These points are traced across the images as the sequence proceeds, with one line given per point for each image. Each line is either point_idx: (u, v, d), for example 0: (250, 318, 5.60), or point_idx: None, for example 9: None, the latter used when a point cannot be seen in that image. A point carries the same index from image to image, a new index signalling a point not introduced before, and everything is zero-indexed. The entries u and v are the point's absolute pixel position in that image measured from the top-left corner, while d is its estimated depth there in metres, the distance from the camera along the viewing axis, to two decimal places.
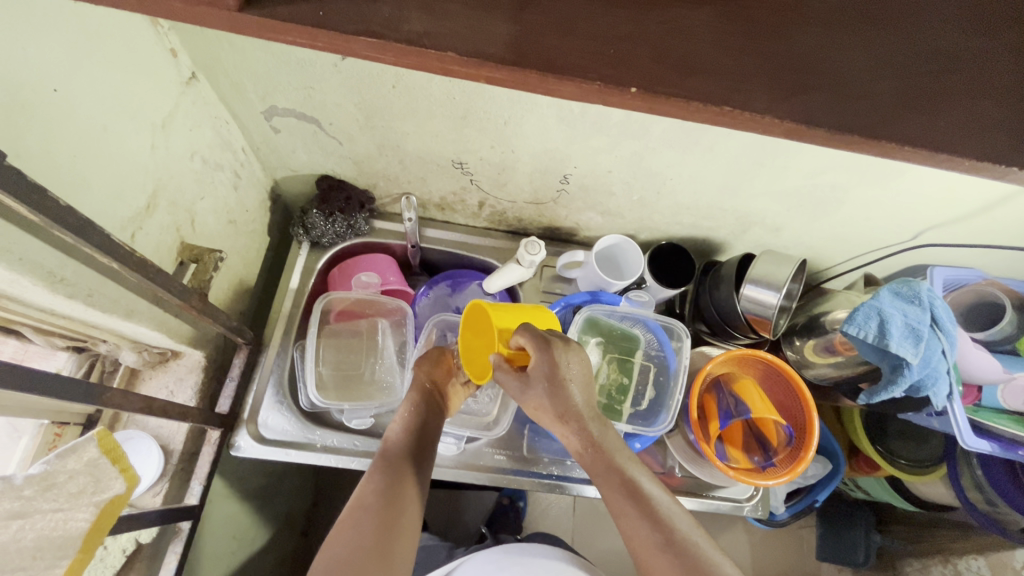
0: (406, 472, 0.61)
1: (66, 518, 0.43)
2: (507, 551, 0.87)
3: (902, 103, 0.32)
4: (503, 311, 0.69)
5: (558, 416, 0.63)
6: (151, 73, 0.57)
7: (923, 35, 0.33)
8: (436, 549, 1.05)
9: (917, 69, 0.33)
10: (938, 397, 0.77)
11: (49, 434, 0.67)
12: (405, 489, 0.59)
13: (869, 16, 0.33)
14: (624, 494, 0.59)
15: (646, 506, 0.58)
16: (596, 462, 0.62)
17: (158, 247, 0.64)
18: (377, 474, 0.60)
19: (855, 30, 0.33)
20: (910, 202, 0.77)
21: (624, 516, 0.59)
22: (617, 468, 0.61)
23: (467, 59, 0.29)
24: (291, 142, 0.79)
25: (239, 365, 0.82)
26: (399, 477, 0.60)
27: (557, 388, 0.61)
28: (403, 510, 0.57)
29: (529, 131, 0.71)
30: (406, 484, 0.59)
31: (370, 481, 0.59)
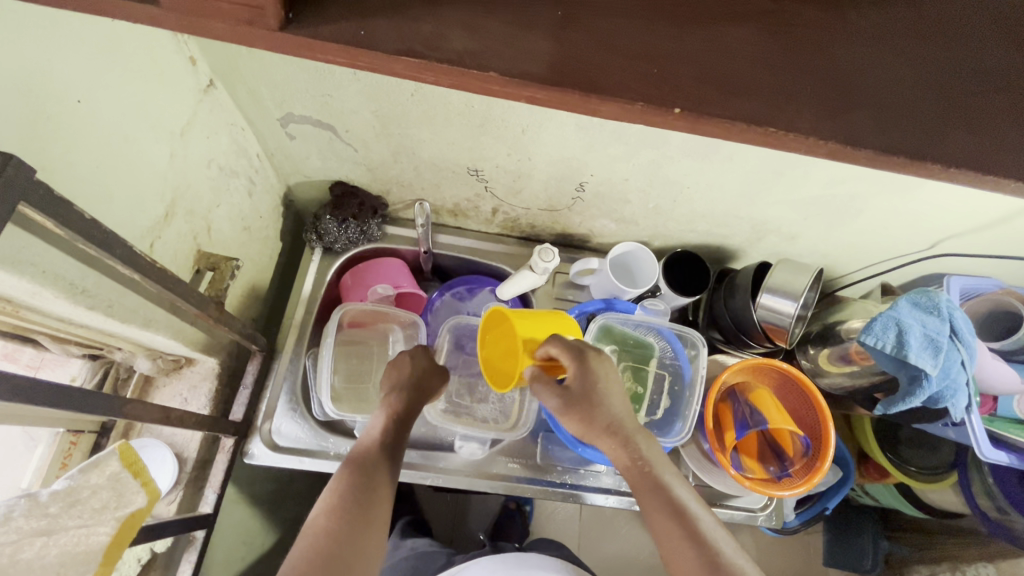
0: (374, 485, 0.57)
1: (89, 533, 0.42)
2: (506, 560, 0.87)
3: (943, 123, 0.32)
4: (527, 318, 0.67)
5: (595, 428, 0.60)
6: (172, 81, 0.57)
7: (964, 55, 0.33)
8: (434, 555, 1.02)
9: (957, 90, 0.32)
10: (957, 409, 0.77)
11: (65, 443, 0.67)
12: (372, 503, 0.56)
13: (907, 36, 0.33)
14: (666, 509, 0.57)
15: (689, 524, 0.56)
16: (635, 474, 0.59)
17: (176, 255, 0.64)
18: (343, 485, 0.57)
19: (894, 50, 0.33)
20: (930, 212, 0.77)
21: (664, 531, 0.56)
22: (659, 480, 0.58)
23: (508, 78, 0.30)
24: (306, 149, 0.78)
25: (252, 373, 0.81)
26: (367, 491, 0.56)
27: (592, 402, 0.59)
28: (366, 526, 0.54)
29: (547, 139, 0.71)
30: (374, 499, 0.56)
31: (332, 493, 0.56)
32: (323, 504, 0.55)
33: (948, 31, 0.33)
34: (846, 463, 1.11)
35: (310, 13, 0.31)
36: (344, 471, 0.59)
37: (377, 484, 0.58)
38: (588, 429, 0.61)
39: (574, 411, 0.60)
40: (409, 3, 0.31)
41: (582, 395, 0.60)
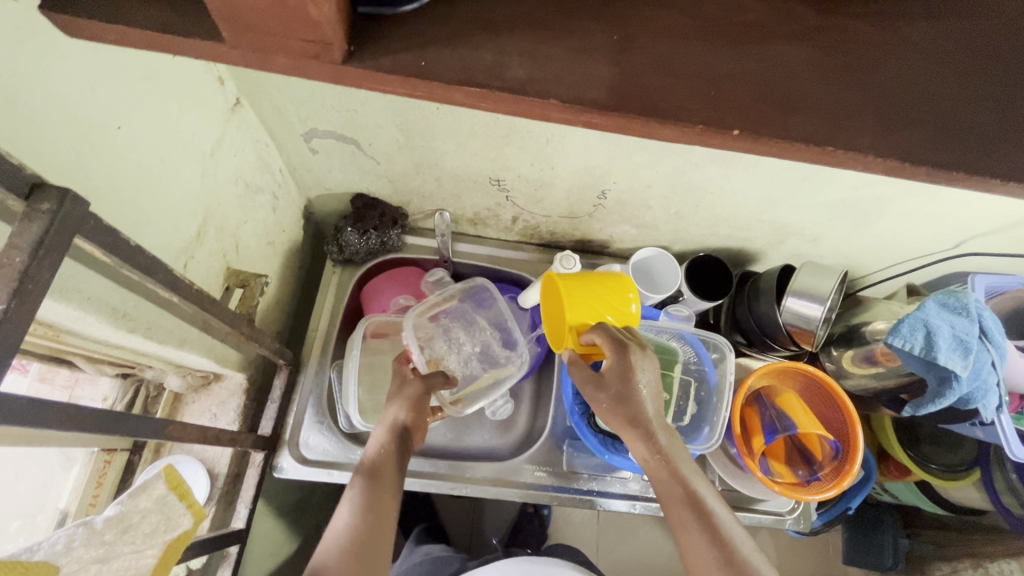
0: (381, 492, 0.60)
1: (139, 556, 0.42)
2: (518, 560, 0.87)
3: (1001, 139, 0.32)
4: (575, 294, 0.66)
5: (625, 419, 0.60)
6: (204, 103, 0.57)
7: (1012, 66, 0.33)
8: (448, 559, 1.02)
9: (1008, 102, 0.32)
10: (988, 410, 0.77)
11: (100, 462, 0.67)
12: (385, 513, 0.58)
13: (954, 50, 0.33)
14: (686, 507, 0.58)
15: (710, 522, 0.57)
16: (662, 472, 0.60)
17: (206, 273, 0.64)
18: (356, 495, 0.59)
19: (947, 64, 0.33)
20: (957, 214, 0.76)
21: (680, 527, 0.58)
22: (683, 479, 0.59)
23: (568, 104, 0.30)
24: (328, 163, 0.79)
25: (279, 387, 0.81)
26: (379, 500, 0.59)
27: (617, 402, 0.60)
28: (378, 535, 0.56)
29: (571, 148, 0.71)
30: (384, 509, 0.59)
31: (348, 501, 0.59)
32: (343, 512, 0.58)
33: (995, 47, 0.34)
34: (868, 463, 1.10)
35: (367, 44, 0.31)
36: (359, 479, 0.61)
37: (385, 490, 0.60)
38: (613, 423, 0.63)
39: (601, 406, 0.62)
40: (464, 30, 0.32)
41: (619, 385, 0.60)
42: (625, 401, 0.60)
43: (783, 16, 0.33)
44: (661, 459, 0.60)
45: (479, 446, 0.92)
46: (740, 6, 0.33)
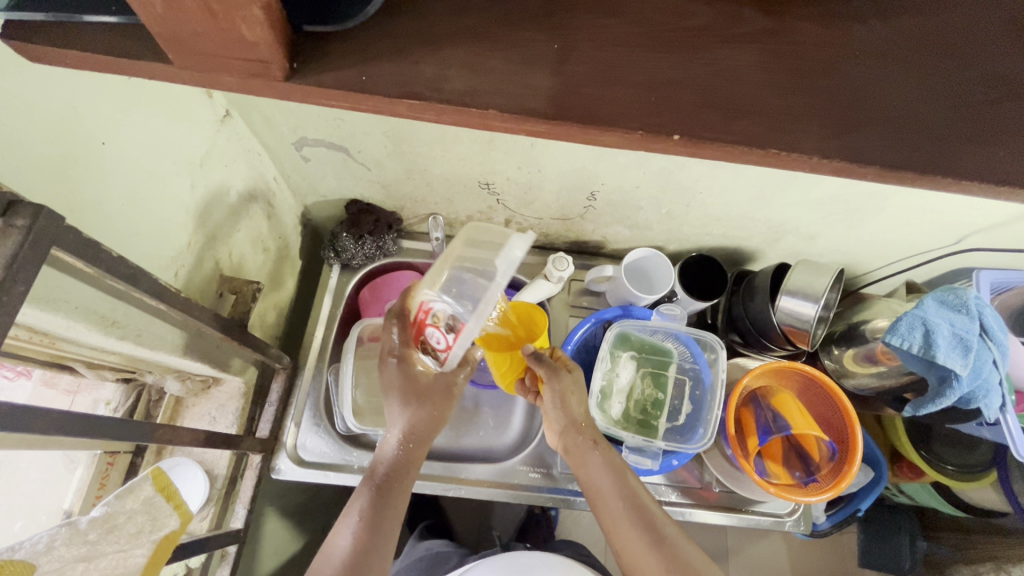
0: (383, 515, 0.59)
1: (127, 555, 0.44)
2: (509, 557, 0.86)
3: (950, 137, 0.32)
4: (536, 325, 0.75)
5: (564, 419, 0.66)
6: (192, 117, 0.59)
7: (959, 65, 0.33)
8: (447, 555, 1.03)
9: (959, 100, 0.33)
10: (991, 409, 0.75)
11: (103, 464, 0.69)
12: (385, 534, 0.59)
13: (901, 50, 0.34)
14: (626, 510, 0.62)
15: (646, 514, 0.62)
16: (601, 468, 0.65)
17: (199, 281, 0.66)
18: (358, 517, 0.59)
19: (893, 64, 0.33)
20: (954, 209, 0.74)
21: (609, 519, 0.64)
22: (622, 481, 0.64)
23: (509, 113, 0.31)
24: (321, 170, 0.80)
25: (277, 391, 0.84)
26: (382, 524, 0.59)
27: (564, 413, 0.67)
28: (379, 558, 0.58)
29: (556, 151, 0.71)
30: (386, 523, 0.59)
31: (348, 519, 0.59)
32: (343, 532, 0.58)
33: (948, 48, 0.34)
34: (876, 460, 1.08)
35: (317, 62, 0.33)
36: (363, 493, 0.61)
37: (387, 511, 0.60)
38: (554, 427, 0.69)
39: (549, 411, 0.68)
40: (411, 46, 0.33)
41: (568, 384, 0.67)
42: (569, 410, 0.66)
43: (729, 19, 0.33)
44: (601, 463, 0.65)
45: (477, 446, 0.93)
46: (687, 12, 0.33)
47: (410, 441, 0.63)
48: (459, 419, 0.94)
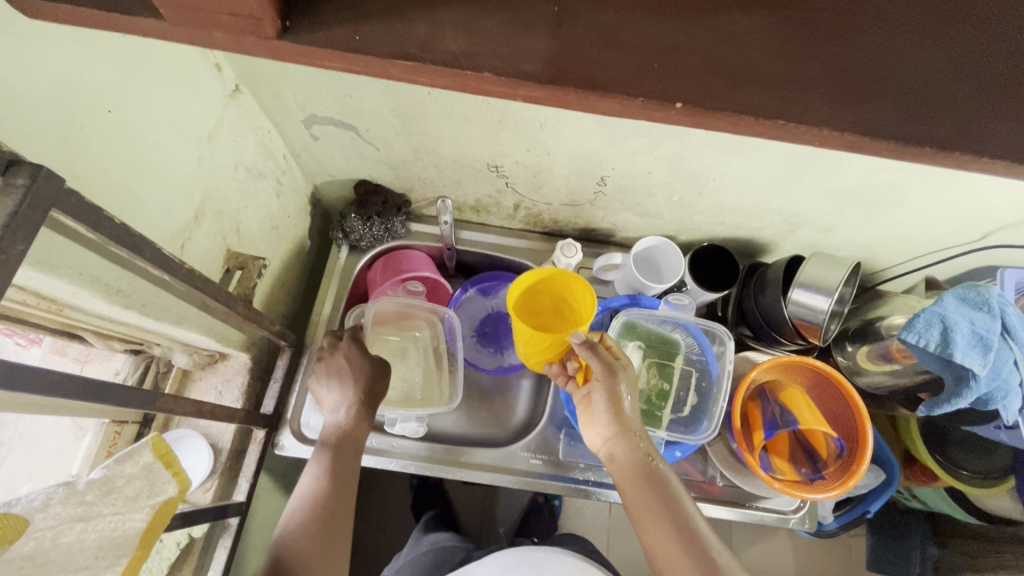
0: (336, 466, 0.68)
1: (125, 519, 0.45)
2: (517, 553, 0.85)
3: (968, 115, 0.31)
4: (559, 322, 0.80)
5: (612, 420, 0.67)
6: (201, 91, 0.59)
7: (979, 40, 0.32)
8: (454, 550, 1.03)
9: (980, 72, 0.31)
10: (1009, 412, 0.72)
11: (110, 432, 0.71)
12: (344, 483, 0.68)
13: (917, 23, 0.32)
14: (673, 530, 0.61)
15: (682, 521, 0.62)
16: (639, 475, 0.65)
17: (205, 255, 0.67)
18: (320, 470, 0.68)
19: (907, 38, 0.32)
20: (979, 202, 0.72)
21: (656, 538, 0.62)
22: (673, 502, 0.63)
23: (502, 76, 0.31)
24: (330, 149, 0.80)
25: (282, 367, 0.84)
26: (339, 473, 0.68)
27: (617, 419, 0.67)
28: (339, 497, 0.66)
29: (565, 132, 0.69)
30: (344, 467, 0.69)
31: (311, 472, 0.68)
32: (309, 481, 0.67)
33: (971, 18, 0.32)
34: (887, 462, 1.06)
35: (310, 22, 0.32)
36: (325, 448, 0.70)
37: (341, 465, 0.68)
38: (602, 431, 0.69)
39: (600, 411, 0.68)
40: (406, 9, 0.33)
41: (621, 384, 0.67)
42: (621, 413, 0.67)
43: None
44: (650, 480, 0.64)
45: (478, 431, 0.94)
46: None
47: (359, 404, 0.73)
48: (464, 403, 0.95)
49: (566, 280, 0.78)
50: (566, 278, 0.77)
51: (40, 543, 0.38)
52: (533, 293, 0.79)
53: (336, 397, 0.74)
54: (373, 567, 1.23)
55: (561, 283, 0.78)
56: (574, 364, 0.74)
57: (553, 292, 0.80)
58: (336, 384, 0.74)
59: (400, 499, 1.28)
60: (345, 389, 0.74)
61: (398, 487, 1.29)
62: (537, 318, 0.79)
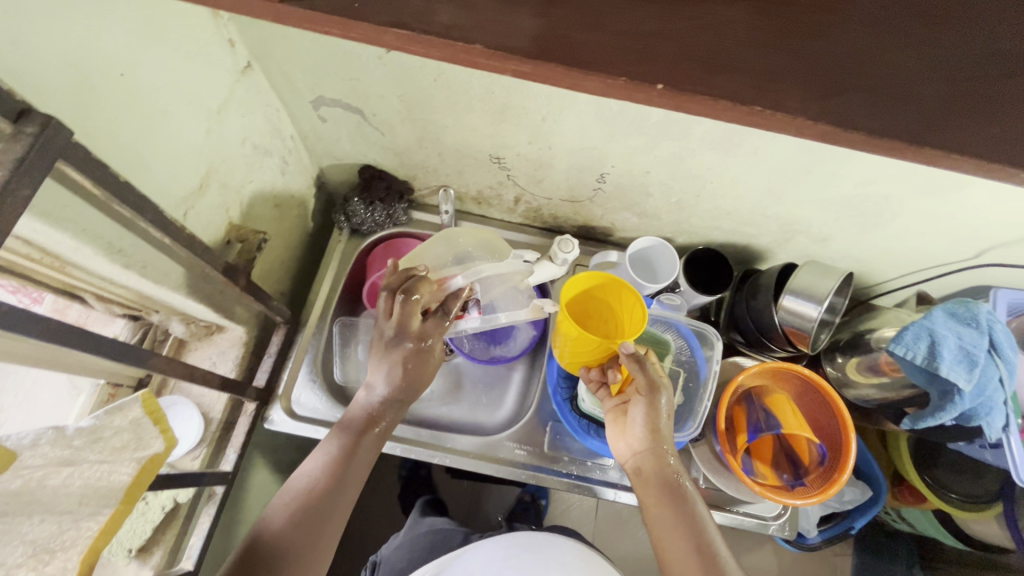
0: (360, 449, 0.72)
1: (110, 470, 0.47)
2: (518, 542, 0.85)
3: (936, 117, 0.32)
4: (606, 328, 0.77)
5: (647, 435, 0.69)
6: (213, 63, 0.61)
7: (948, 46, 0.33)
8: (451, 534, 1.03)
9: (954, 75, 0.33)
10: (992, 429, 0.73)
11: (105, 394, 0.73)
12: (349, 479, 0.69)
13: (894, 24, 0.33)
14: (693, 547, 0.64)
15: (701, 539, 0.64)
16: (664, 491, 0.68)
17: (208, 225, 0.68)
18: (338, 453, 0.70)
19: (885, 39, 0.33)
20: (972, 219, 0.72)
21: (671, 550, 0.65)
22: (695, 522, 0.66)
23: (492, 51, 0.33)
24: (336, 132, 0.82)
25: (276, 343, 0.86)
26: (358, 460, 0.71)
27: (654, 434, 0.69)
28: (341, 490, 0.68)
29: (567, 127, 0.71)
30: (354, 463, 0.70)
31: (320, 456, 0.70)
32: (321, 459, 0.69)
33: (947, 23, 0.34)
34: (875, 480, 1.08)
35: None
36: (349, 431, 0.73)
37: (362, 453, 0.72)
38: (632, 444, 0.71)
39: (636, 425, 0.70)
40: None
41: (661, 402, 0.69)
42: (658, 430, 0.69)
43: None
44: (673, 497, 0.67)
45: (466, 420, 0.95)
46: None
47: (391, 399, 0.77)
48: (453, 392, 0.96)
49: (618, 293, 0.75)
50: (621, 289, 0.74)
51: (27, 482, 0.40)
52: (587, 296, 0.76)
53: (372, 386, 0.77)
54: (357, 551, 1.24)
55: (612, 293, 0.75)
56: (615, 376, 0.74)
57: (603, 302, 0.76)
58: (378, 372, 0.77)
59: (388, 487, 1.29)
60: (387, 380, 0.77)
61: (387, 475, 1.30)
62: (584, 319, 0.76)
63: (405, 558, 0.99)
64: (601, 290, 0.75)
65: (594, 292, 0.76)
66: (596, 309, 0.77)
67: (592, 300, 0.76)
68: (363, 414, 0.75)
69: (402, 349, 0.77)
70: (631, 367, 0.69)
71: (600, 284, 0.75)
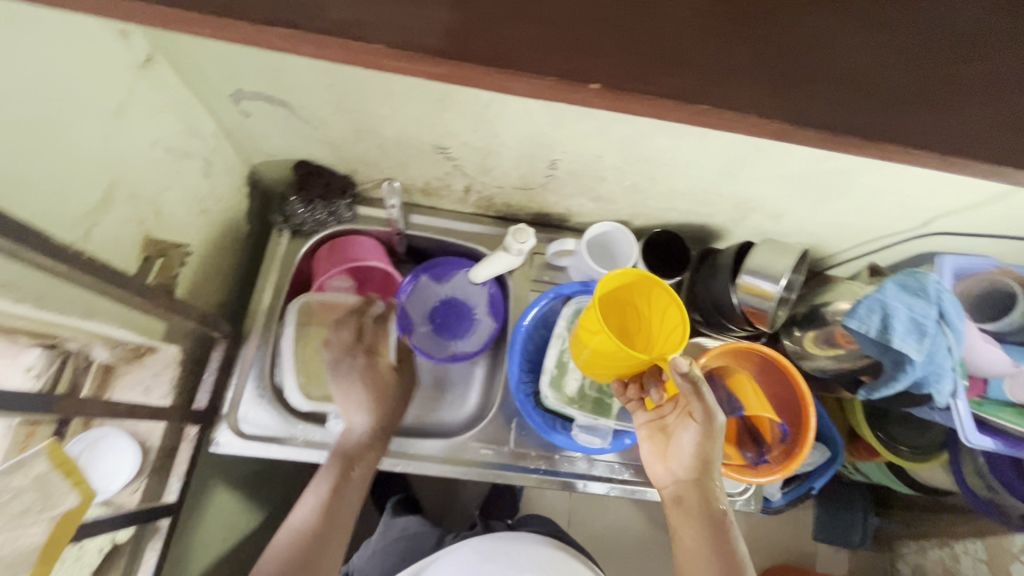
0: (351, 480, 0.74)
1: (17, 534, 0.45)
2: (494, 538, 0.85)
3: None
4: (633, 330, 0.71)
5: (694, 462, 0.68)
6: (104, 58, 0.54)
7: None
8: (426, 534, 1.02)
9: None
10: (942, 395, 0.75)
11: (21, 434, 0.57)
12: (337, 518, 0.71)
13: None
14: None
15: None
16: (701, 521, 0.66)
17: (120, 241, 0.61)
18: (310, 510, 0.71)
19: None
20: (922, 191, 0.72)
21: None
22: (731, 559, 0.64)
23: None
24: (263, 127, 0.75)
25: (216, 360, 0.81)
26: (337, 513, 0.71)
27: (701, 463, 0.67)
28: (331, 532, 0.70)
29: (512, 114, 0.66)
30: (347, 498, 0.73)
31: (313, 497, 0.72)
32: (301, 518, 0.71)
33: None
34: (834, 441, 1.10)
35: None
36: (320, 482, 0.73)
37: (348, 492, 0.73)
38: (676, 468, 0.70)
39: (684, 452, 0.68)
40: None
41: (717, 433, 0.65)
42: (707, 461, 0.67)
43: None
44: (710, 530, 0.66)
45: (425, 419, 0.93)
46: None
47: (371, 439, 0.77)
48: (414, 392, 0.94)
49: (648, 290, 0.69)
50: (654, 288, 0.68)
51: None
52: (616, 297, 0.69)
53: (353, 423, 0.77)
54: None
55: (641, 296, 0.70)
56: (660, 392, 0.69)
57: (631, 301, 0.70)
58: (351, 403, 0.78)
59: None
60: (365, 415, 0.77)
61: None
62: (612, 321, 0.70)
63: (379, 563, 0.96)
64: (629, 288, 0.69)
65: (621, 290, 0.69)
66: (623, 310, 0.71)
67: (618, 300, 0.70)
68: (338, 462, 0.74)
69: (354, 364, 0.81)
70: (682, 385, 0.64)
71: (627, 282, 0.68)
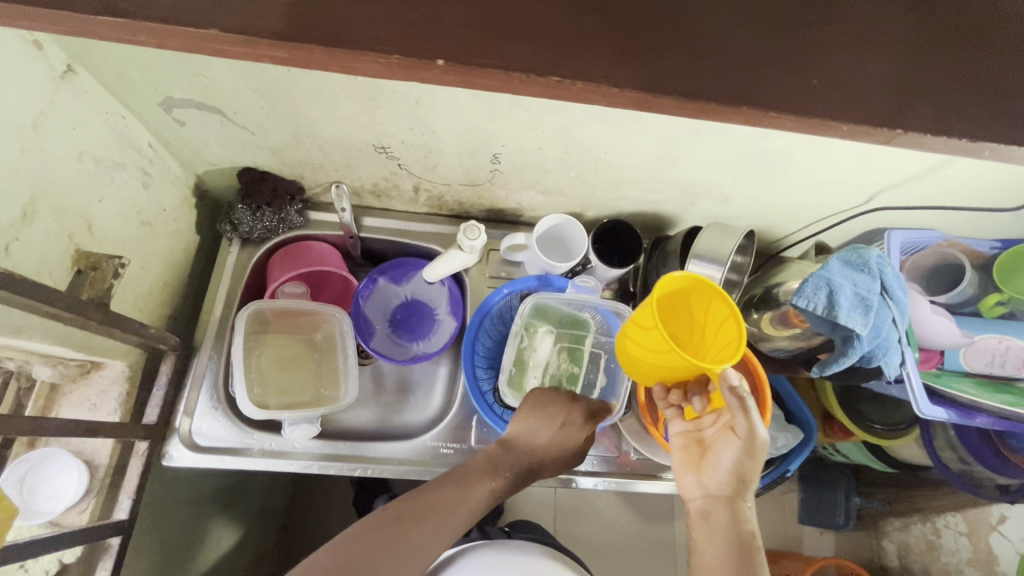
0: (448, 505, 0.70)
1: None
2: (495, 547, 0.85)
3: None
4: (686, 334, 0.66)
5: (728, 477, 0.64)
6: (15, 71, 0.53)
7: None
8: None
9: None
10: (890, 368, 0.75)
11: None
12: (408, 537, 0.67)
13: None
14: None
15: None
16: (729, 542, 0.62)
17: (46, 257, 0.61)
18: (382, 520, 0.67)
19: None
20: (859, 167, 0.73)
21: None
22: None
23: None
24: (201, 135, 0.74)
25: (165, 373, 0.78)
26: (415, 533, 0.67)
27: (737, 479, 0.64)
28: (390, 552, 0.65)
29: (444, 109, 0.66)
30: (429, 524, 0.68)
31: (396, 509, 0.69)
32: (361, 529, 0.66)
33: None
34: (806, 421, 1.09)
35: None
36: (410, 497, 0.70)
37: (432, 517, 0.69)
38: (707, 484, 0.66)
39: (721, 467, 0.64)
40: None
41: (759, 450, 0.63)
42: (743, 478, 0.63)
43: None
44: (737, 554, 0.62)
45: (387, 422, 0.93)
46: None
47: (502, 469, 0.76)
48: (375, 395, 0.94)
49: (708, 295, 0.62)
50: (714, 295, 0.61)
51: None
52: (670, 301, 0.64)
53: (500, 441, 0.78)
54: None
55: (699, 301, 0.63)
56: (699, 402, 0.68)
57: (688, 303, 0.64)
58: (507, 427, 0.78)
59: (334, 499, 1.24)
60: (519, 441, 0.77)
61: None
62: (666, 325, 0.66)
63: None
64: (689, 292, 0.63)
65: (677, 293, 0.64)
66: (679, 313, 0.65)
67: (674, 302, 0.64)
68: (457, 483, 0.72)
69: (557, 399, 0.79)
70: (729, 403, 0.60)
71: (688, 287, 0.62)
